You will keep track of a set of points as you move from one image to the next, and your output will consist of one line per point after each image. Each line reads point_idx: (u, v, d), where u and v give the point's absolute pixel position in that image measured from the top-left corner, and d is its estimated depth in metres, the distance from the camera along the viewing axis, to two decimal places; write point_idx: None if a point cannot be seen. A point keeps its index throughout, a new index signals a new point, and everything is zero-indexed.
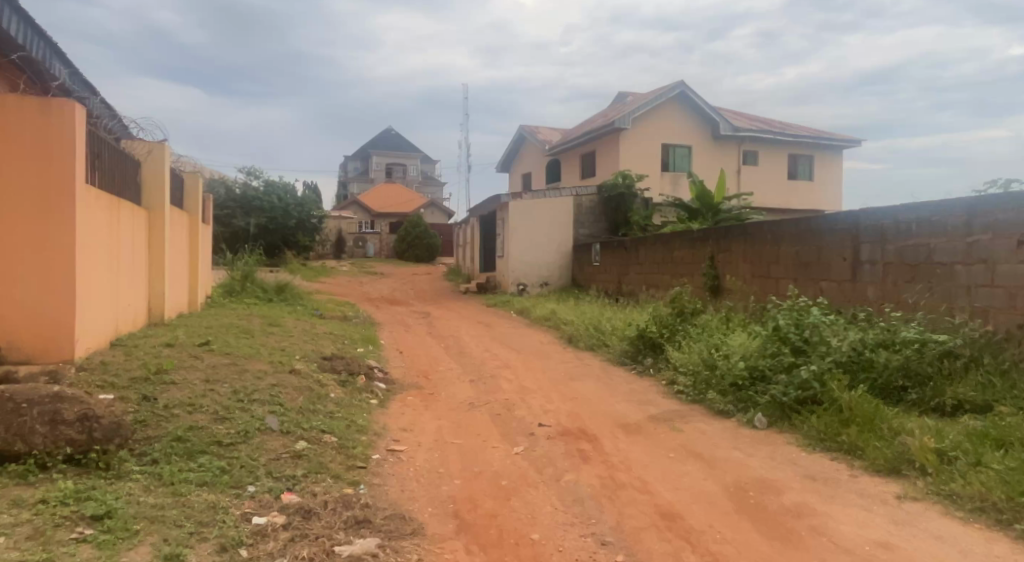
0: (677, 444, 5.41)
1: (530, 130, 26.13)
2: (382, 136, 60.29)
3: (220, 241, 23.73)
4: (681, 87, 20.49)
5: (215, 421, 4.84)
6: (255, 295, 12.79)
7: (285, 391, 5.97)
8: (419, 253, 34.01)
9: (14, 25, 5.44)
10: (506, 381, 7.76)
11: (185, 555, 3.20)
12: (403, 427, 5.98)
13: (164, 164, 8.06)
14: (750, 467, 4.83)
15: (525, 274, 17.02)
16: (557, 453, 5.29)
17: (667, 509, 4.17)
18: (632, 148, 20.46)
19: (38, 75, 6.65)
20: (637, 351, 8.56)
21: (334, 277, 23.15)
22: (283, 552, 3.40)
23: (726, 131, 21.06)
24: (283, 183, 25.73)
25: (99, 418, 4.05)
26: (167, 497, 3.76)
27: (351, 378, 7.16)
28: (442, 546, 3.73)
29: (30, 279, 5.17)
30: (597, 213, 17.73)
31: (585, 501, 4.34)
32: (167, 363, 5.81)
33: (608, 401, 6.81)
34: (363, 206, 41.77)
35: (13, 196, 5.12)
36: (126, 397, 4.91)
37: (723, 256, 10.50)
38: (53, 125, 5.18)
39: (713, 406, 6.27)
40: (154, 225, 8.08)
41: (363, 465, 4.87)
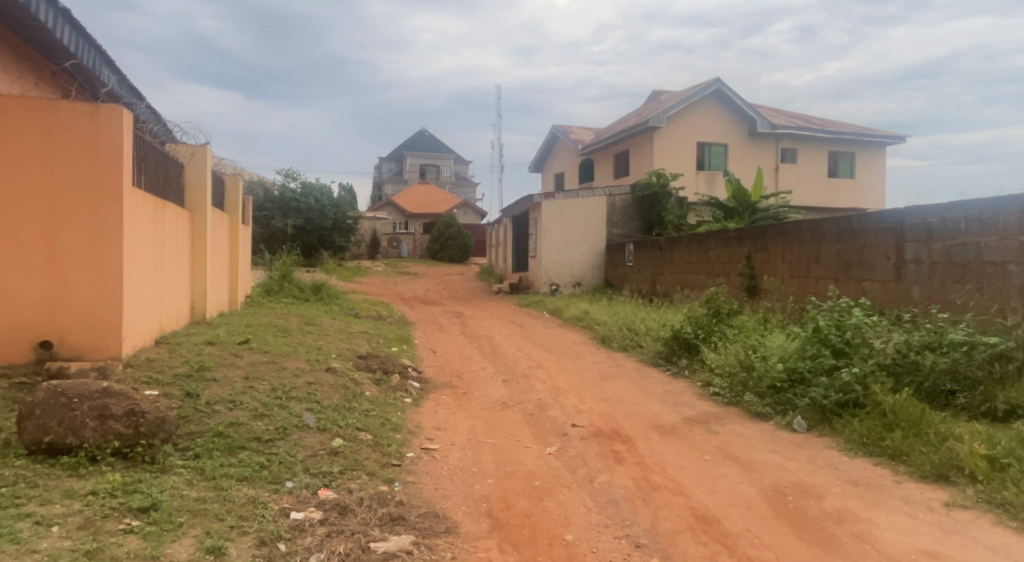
0: (713, 447, 5.35)
1: (562, 130, 26.01)
2: (416, 138, 60.95)
3: (259, 242, 24.28)
4: (716, 84, 20.21)
5: (254, 418, 4.96)
6: (293, 294, 13.01)
7: (321, 389, 6.06)
8: (452, 254, 34.19)
9: (68, 35, 5.63)
10: (539, 382, 7.75)
11: (226, 548, 3.27)
12: (436, 426, 6.01)
13: (205, 167, 8.25)
14: (788, 471, 4.75)
15: (558, 274, 17.00)
16: (591, 454, 5.27)
17: (704, 512, 4.13)
18: (666, 147, 20.26)
19: (88, 83, 6.89)
20: (672, 352, 8.46)
21: (368, 276, 23.40)
22: (320, 548, 3.47)
23: (763, 128, 20.72)
24: (318, 185, 26.03)
25: (145, 413, 4.14)
26: (209, 491, 3.84)
27: (386, 378, 7.22)
28: (476, 545, 3.74)
29: (81, 277, 5.34)
30: (630, 212, 17.64)
31: (620, 503, 4.31)
32: (209, 361, 5.94)
33: (642, 402, 6.75)
34: (397, 207, 42.32)
35: (66, 196, 5.28)
36: (170, 393, 5.05)
37: (760, 256, 10.34)
38: (102, 130, 5.33)
39: (751, 408, 6.19)
40: (197, 226, 8.27)
41: (398, 463, 4.92)
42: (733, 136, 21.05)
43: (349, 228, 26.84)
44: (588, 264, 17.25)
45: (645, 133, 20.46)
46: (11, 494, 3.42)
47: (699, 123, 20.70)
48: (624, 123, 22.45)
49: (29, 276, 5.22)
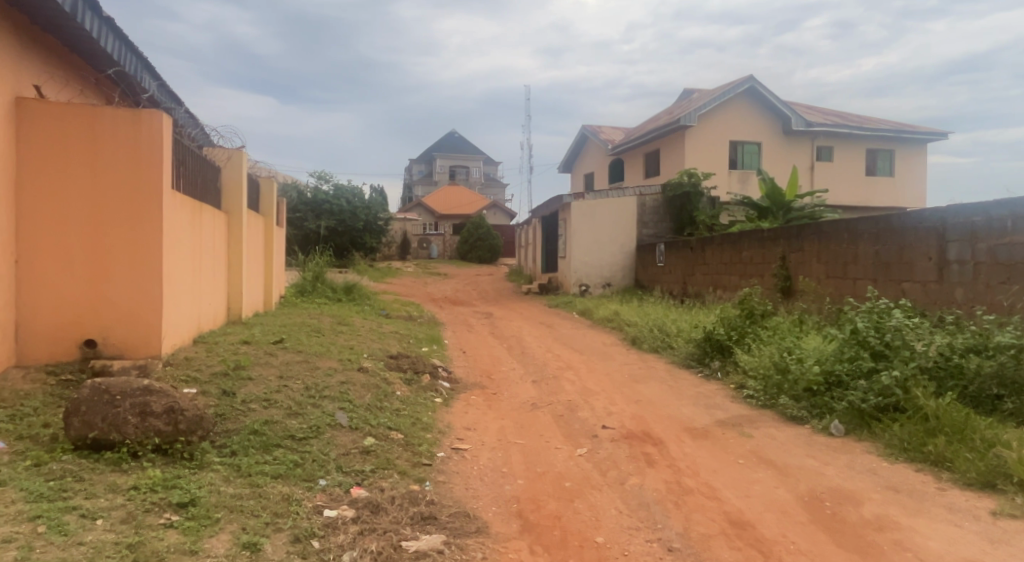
0: (747, 451, 5.27)
1: (592, 130, 25.94)
2: (446, 140, 61.31)
3: (293, 243, 24.66)
4: (749, 81, 19.94)
5: (288, 416, 5.03)
6: (326, 295, 13.19)
7: (353, 388, 6.13)
8: (482, 255, 34.29)
9: (112, 44, 5.80)
10: (569, 383, 7.73)
11: (262, 544, 3.32)
12: (466, 426, 6.04)
13: (241, 170, 8.37)
14: (825, 476, 4.66)
15: (588, 274, 16.93)
16: (621, 455, 5.24)
17: (738, 517, 4.07)
18: (698, 146, 20.03)
19: (130, 89, 7.07)
20: (704, 354, 8.37)
21: (398, 277, 23.61)
22: (352, 545, 3.50)
23: (798, 126, 20.36)
24: (350, 187, 26.31)
25: (183, 411, 4.22)
26: (245, 488, 3.91)
27: (416, 378, 7.27)
28: (507, 545, 3.74)
29: (124, 278, 5.48)
30: (661, 212, 17.50)
31: (651, 506, 4.27)
32: (244, 360, 6.06)
33: (674, 404, 6.69)
34: (427, 208, 42.58)
35: (109, 198, 5.41)
36: (207, 391, 5.15)
37: (795, 256, 10.17)
38: (143, 133, 5.46)
39: (786, 412, 6.09)
40: (233, 228, 8.43)
41: (429, 462, 4.95)
42: (767, 134, 20.75)
43: (380, 229, 27.11)
44: (618, 264, 17.14)
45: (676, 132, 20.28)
46: (59, 487, 3.50)
47: (731, 121, 20.44)
48: (654, 122, 22.27)
49: (74, 277, 5.36)
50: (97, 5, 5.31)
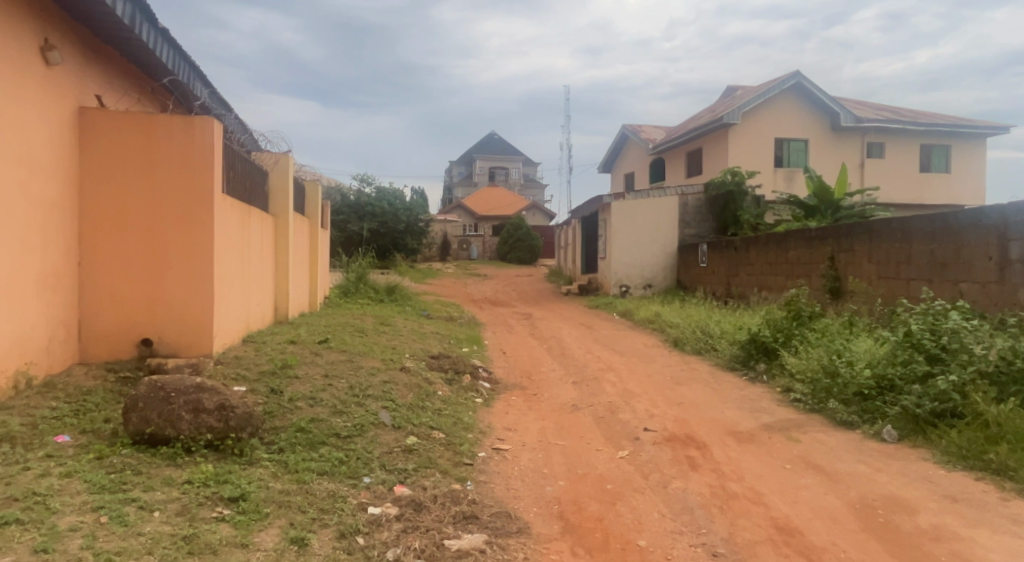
0: (794, 455, 5.16)
1: (632, 129, 25.73)
2: (486, 142, 61.60)
3: (337, 245, 25.11)
4: (796, 78, 19.52)
5: (333, 414, 5.12)
6: (368, 295, 13.39)
7: (396, 387, 6.21)
8: (521, 256, 34.34)
9: (166, 53, 5.98)
10: (610, 384, 7.69)
11: (309, 539, 3.39)
12: (507, 426, 6.05)
13: (288, 174, 8.57)
14: (877, 483, 4.54)
15: (628, 275, 16.79)
16: (664, 459, 5.18)
17: (786, 523, 3.98)
18: (743, 144, 19.69)
19: (184, 97, 7.31)
20: (749, 356, 8.23)
21: (438, 278, 23.84)
22: (396, 542, 3.55)
23: (847, 122, 19.85)
24: (392, 189, 26.63)
25: (234, 409, 4.33)
26: (292, 483, 3.99)
27: (457, 378, 7.33)
28: (548, 546, 3.74)
29: (178, 278, 5.65)
30: (703, 212, 17.25)
31: (695, 510, 4.22)
32: (291, 359, 6.19)
33: (717, 407, 6.59)
34: (467, 210, 42.82)
35: (164, 201, 5.59)
36: (256, 389, 5.28)
37: (844, 256, 9.91)
38: (196, 138, 5.62)
39: (836, 416, 5.94)
40: (280, 230, 8.63)
41: (470, 462, 4.97)
42: (815, 131, 20.27)
43: (421, 231, 27.37)
44: (659, 264, 16.96)
45: (720, 130, 19.97)
46: (119, 480, 3.63)
47: (777, 119, 20.02)
48: (697, 120, 21.98)
49: (130, 277, 5.54)
50: (154, 17, 5.47)
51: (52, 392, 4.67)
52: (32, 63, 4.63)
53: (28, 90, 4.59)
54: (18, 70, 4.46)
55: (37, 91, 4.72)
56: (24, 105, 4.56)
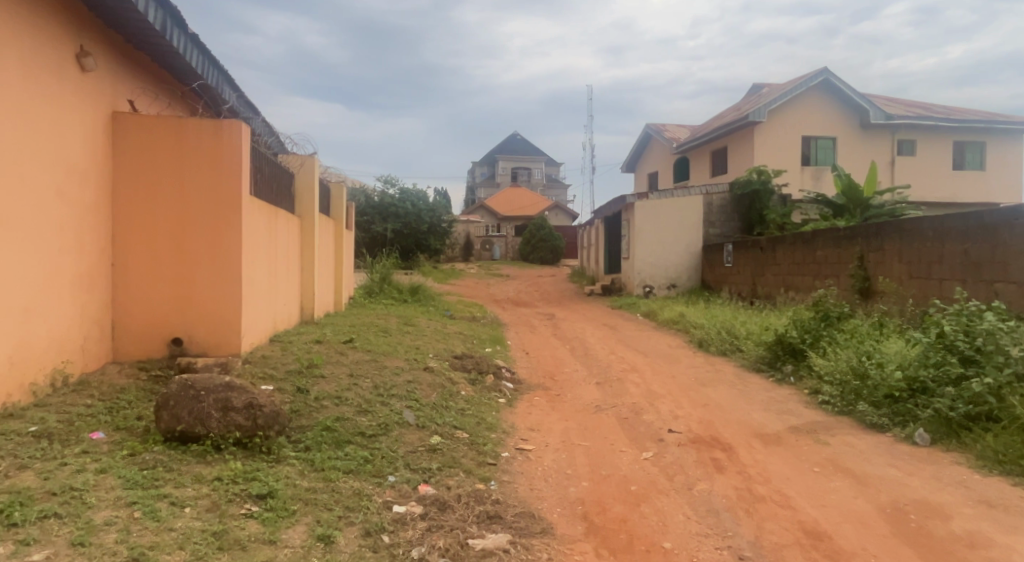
0: (823, 458, 5.08)
1: (656, 128, 25.58)
2: (509, 142, 61.66)
3: (361, 246, 25.31)
4: (823, 75, 19.24)
5: (358, 413, 5.16)
6: (392, 295, 13.48)
7: (420, 387, 6.24)
8: (544, 256, 34.31)
9: (196, 58, 6.07)
10: (634, 385, 7.65)
11: (335, 537, 3.41)
12: (530, 426, 6.05)
13: (314, 176, 8.66)
14: (909, 487, 4.45)
15: (652, 275, 16.68)
16: (689, 460, 5.14)
17: (814, 527, 3.93)
18: (769, 143, 19.46)
19: (213, 101, 7.41)
20: (775, 357, 8.13)
21: (461, 278, 23.92)
22: (420, 541, 3.56)
23: (876, 119, 19.51)
24: (416, 190, 26.76)
25: (262, 407, 4.38)
26: (319, 482, 4.03)
27: (480, 378, 7.34)
28: (572, 547, 3.72)
29: (207, 279, 5.74)
30: (728, 212, 17.08)
31: (721, 513, 4.17)
32: (317, 359, 6.25)
33: (743, 409, 6.52)
34: (489, 210, 42.88)
35: (194, 202, 5.67)
36: (282, 388, 5.34)
37: (874, 256, 9.74)
38: (225, 140, 5.69)
39: (865, 418, 5.84)
40: (306, 231, 8.72)
41: (494, 462, 4.98)
42: (843, 129, 19.96)
43: (444, 231, 27.49)
44: (683, 265, 16.83)
45: (745, 128, 19.75)
46: (151, 476, 3.69)
47: (804, 117, 19.75)
48: (722, 119, 21.77)
49: (161, 277, 5.64)
50: (184, 22, 5.55)
51: (87, 390, 4.77)
52: (67, 69, 4.73)
53: (63, 95, 4.70)
54: (53, 76, 4.56)
55: (72, 96, 4.82)
56: (59, 110, 4.66)
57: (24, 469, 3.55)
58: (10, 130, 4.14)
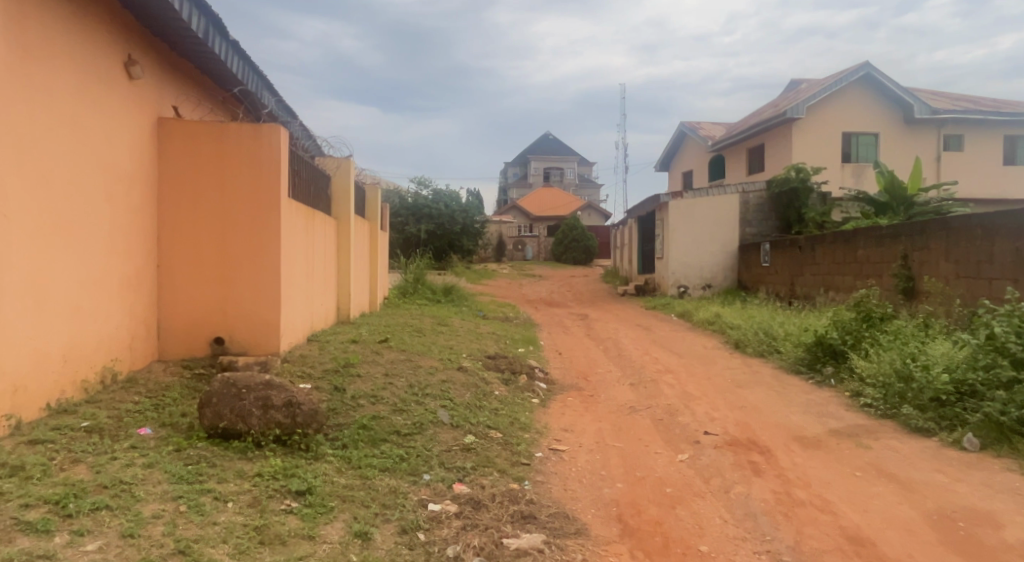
0: (865, 463, 4.95)
1: (691, 127, 25.31)
2: (541, 142, 61.62)
3: (395, 247, 25.53)
4: (864, 69, 18.81)
5: (394, 412, 5.20)
6: (426, 295, 13.57)
7: (454, 386, 6.27)
8: (577, 256, 34.18)
9: (237, 64, 6.19)
10: (669, 387, 7.56)
11: (372, 534, 3.44)
12: (564, 427, 6.03)
13: (350, 178, 8.78)
14: (957, 494, 4.32)
15: (687, 275, 16.51)
16: (726, 463, 5.06)
17: (856, 533, 3.83)
18: (807, 140, 19.09)
19: (253, 106, 7.55)
20: (815, 359, 7.98)
21: (494, 279, 23.97)
22: (455, 539, 3.57)
23: (920, 114, 19.00)
24: (449, 191, 26.91)
25: (301, 405, 4.45)
26: (356, 479, 4.07)
27: (514, 378, 7.34)
28: (607, 549, 3.70)
29: (248, 280, 5.84)
30: (765, 211, 16.80)
31: (759, 517, 4.10)
32: (353, 358, 6.33)
33: (781, 412, 6.40)
34: (522, 211, 42.90)
35: (234, 205, 5.78)
36: (320, 386, 5.41)
37: (918, 255, 9.48)
38: (264, 144, 5.78)
39: (910, 422, 5.69)
40: (342, 232, 8.83)
41: (527, 462, 4.97)
42: (885, 125, 19.49)
43: (477, 232, 27.58)
44: (719, 264, 16.61)
45: (783, 126, 19.41)
46: (196, 471, 3.77)
47: (845, 113, 19.33)
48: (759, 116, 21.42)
49: (204, 278, 5.76)
50: (226, 30, 5.67)
51: (134, 388, 4.90)
52: (115, 76, 4.87)
53: (111, 101, 4.83)
54: (102, 82, 4.70)
55: (120, 101, 4.95)
56: (108, 115, 4.79)
57: (77, 463, 3.66)
58: (63, 135, 4.27)
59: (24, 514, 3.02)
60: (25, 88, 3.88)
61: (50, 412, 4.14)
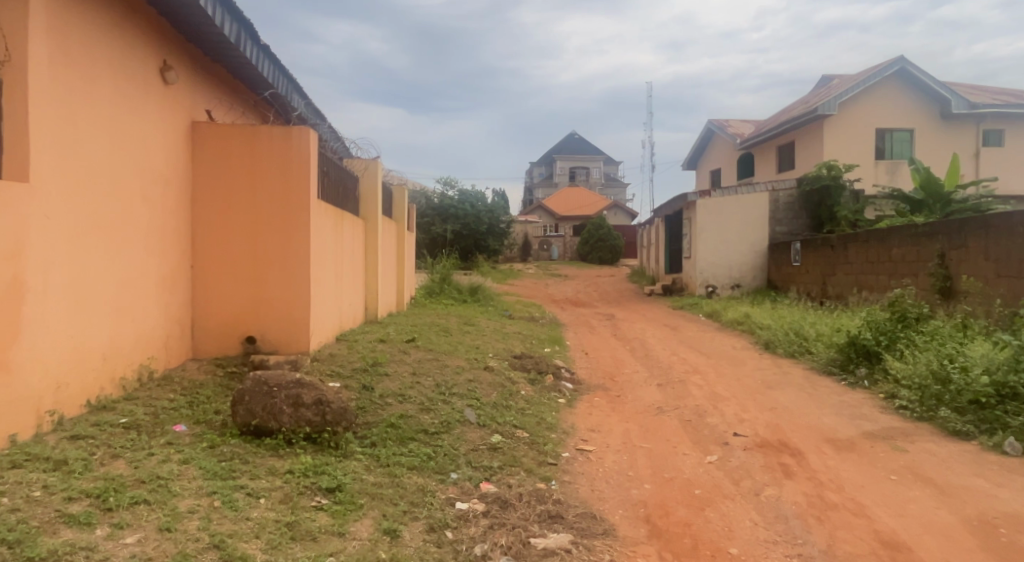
0: (900, 466, 4.84)
1: (719, 124, 25.01)
2: (567, 142, 61.47)
3: (421, 247, 25.66)
4: (899, 64, 18.41)
5: (421, 411, 5.22)
6: (452, 295, 13.60)
7: (481, 386, 6.27)
8: (602, 256, 34.02)
9: (267, 68, 6.26)
10: (697, 387, 7.48)
11: (401, 532, 3.46)
12: (590, 427, 6.00)
13: (377, 178, 8.84)
14: (997, 499, 4.20)
15: (715, 275, 16.33)
16: (756, 465, 4.99)
17: (892, 538, 3.75)
18: (839, 136, 18.75)
19: (283, 109, 7.64)
20: (848, 360, 7.83)
21: (519, 278, 23.97)
22: (483, 538, 3.57)
23: (957, 109, 18.54)
24: (475, 191, 26.98)
25: (330, 403, 4.48)
26: (384, 477, 4.09)
27: (540, 378, 7.33)
28: (635, 550, 3.66)
29: (279, 280, 5.89)
30: (796, 209, 16.55)
31: (790, 519, 4.03)
32: (381, 357, 6.37)
33: (812, 413, 6.29)
34: (547, 211, 42.83)
35: (265, 206, 5.83)
36: (349, 385, 5.46)
37: (956, 253, 9.25)
38: (294, 146, 5.82)
39: (948, 425, 5.55)
40: (369, 232, 8.89)
41: (554, 462, 4.95)
42: (920, 120, 19.05)
43: (503, 232, 27.60)
44: (748, 264, 16.39)
45: (814, 122, 19.10)
46: (229, 467, 3.82)
47: (878, 108, 18.94)
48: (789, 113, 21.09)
49: (237, 277, 5.85)
50: (256, 34, 5.73)
51: (169, 385, 4.98)
52: (150, 80, 4.96)
53: (147, 104, 4.92)
54: (138, 85, 4.79)
55: (155, 104, 5.05)
56: (144, 118, 4.89)
57: (117, 458, 3.73)
58: (102, 139, 4.36)
59: (67, 507, 3.08)
60: (66, 92, 3.98)
61: (91, 408, 4.23)
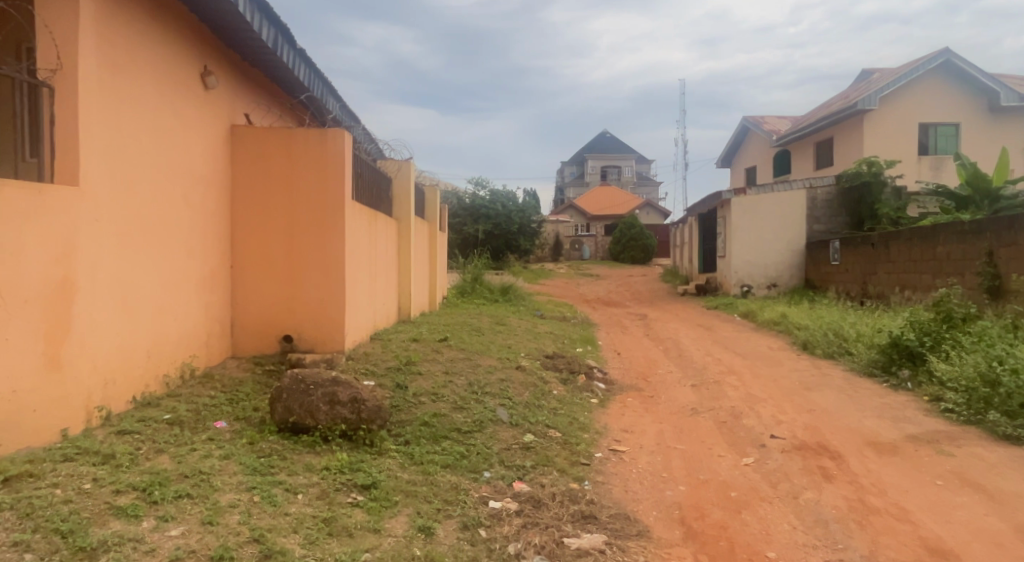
0: (946, 471, 4.69)
1: (754, 121, 24.61)
2: (598, 141, 61.16)
3: (453, 247, 25.78)
4: (942, 56, 17.88)
5: (454, 410, 5.23)
6: (483, 295, 13.62)
7: (513, 385, 6.26)
8: (635, 255, 33.75)
9: (303, 71, 6.33)
10: (732, 388, 7.36)
11: (435, 529, 3.46)
12: (624, 427, 5.94)
13: (410, 179, 8.89)
14: None
15: (750, 274, 16.07)
16: (794, 468, 4.88)
17: (938, 545, 3.63)
18: (880, 132, 18.30)
19: (318, 111, 7.73)
20: (890, 361, 7.62)
21: (551, 278, 23.91)
22: (517, 537, 3.55)
23: (1005, 102, 17.94)
24: (506, 191, 27.02)
25: (365, 401, 4.51)
26: (419, 475, 4.10)
27: (572, 378, 7.29)
28: (670, 552, 3.61)
29: (314, 279, 5.94)
30: (834, 207, 16.20)
31: (830, 524, 3.93)
32: (414, 356, 6.39)
33: (853, 416, 6.13)
34: (579, 210, 42.67)
35: (301, 207, 5.89)
36: (383, 384, 5.48)
37: (1006, 251, 8.94)
38: (329, 148, 5.87)
39: (998, 429, 5.36)
40: (402, 232, 8.94)
41: (587, 462, 4.91)
42: (966, 114, 18.48)
43: (534, 232, 27.58)
44: (785, 263, 16.09)
45: (854, 118, 18.66)
46: (268, 463, 3.87)
47: (921, 103, 18.44)
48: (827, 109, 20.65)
49: (274, 277, 5.93)
50: (293, 38, 5.80)
51: (210, 383, 5.07)
52: (192, 83, 5.05)
53: (189, 106, 5.02)
54: (181, 88, 4.89)
55: (197, 107, 5.15)
56: (186, 120, 4.98)
57: (161, 453, 3.80)
58: (146, 140, 4.46)
59: (115, 499, 3.15)
60: (114, 97, 4.10)
61: (136, 404, 4.33)
